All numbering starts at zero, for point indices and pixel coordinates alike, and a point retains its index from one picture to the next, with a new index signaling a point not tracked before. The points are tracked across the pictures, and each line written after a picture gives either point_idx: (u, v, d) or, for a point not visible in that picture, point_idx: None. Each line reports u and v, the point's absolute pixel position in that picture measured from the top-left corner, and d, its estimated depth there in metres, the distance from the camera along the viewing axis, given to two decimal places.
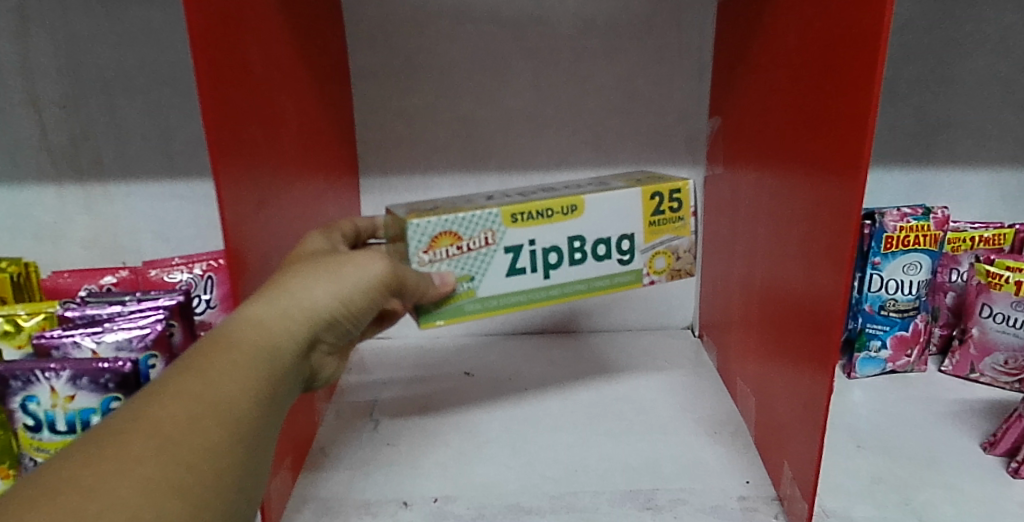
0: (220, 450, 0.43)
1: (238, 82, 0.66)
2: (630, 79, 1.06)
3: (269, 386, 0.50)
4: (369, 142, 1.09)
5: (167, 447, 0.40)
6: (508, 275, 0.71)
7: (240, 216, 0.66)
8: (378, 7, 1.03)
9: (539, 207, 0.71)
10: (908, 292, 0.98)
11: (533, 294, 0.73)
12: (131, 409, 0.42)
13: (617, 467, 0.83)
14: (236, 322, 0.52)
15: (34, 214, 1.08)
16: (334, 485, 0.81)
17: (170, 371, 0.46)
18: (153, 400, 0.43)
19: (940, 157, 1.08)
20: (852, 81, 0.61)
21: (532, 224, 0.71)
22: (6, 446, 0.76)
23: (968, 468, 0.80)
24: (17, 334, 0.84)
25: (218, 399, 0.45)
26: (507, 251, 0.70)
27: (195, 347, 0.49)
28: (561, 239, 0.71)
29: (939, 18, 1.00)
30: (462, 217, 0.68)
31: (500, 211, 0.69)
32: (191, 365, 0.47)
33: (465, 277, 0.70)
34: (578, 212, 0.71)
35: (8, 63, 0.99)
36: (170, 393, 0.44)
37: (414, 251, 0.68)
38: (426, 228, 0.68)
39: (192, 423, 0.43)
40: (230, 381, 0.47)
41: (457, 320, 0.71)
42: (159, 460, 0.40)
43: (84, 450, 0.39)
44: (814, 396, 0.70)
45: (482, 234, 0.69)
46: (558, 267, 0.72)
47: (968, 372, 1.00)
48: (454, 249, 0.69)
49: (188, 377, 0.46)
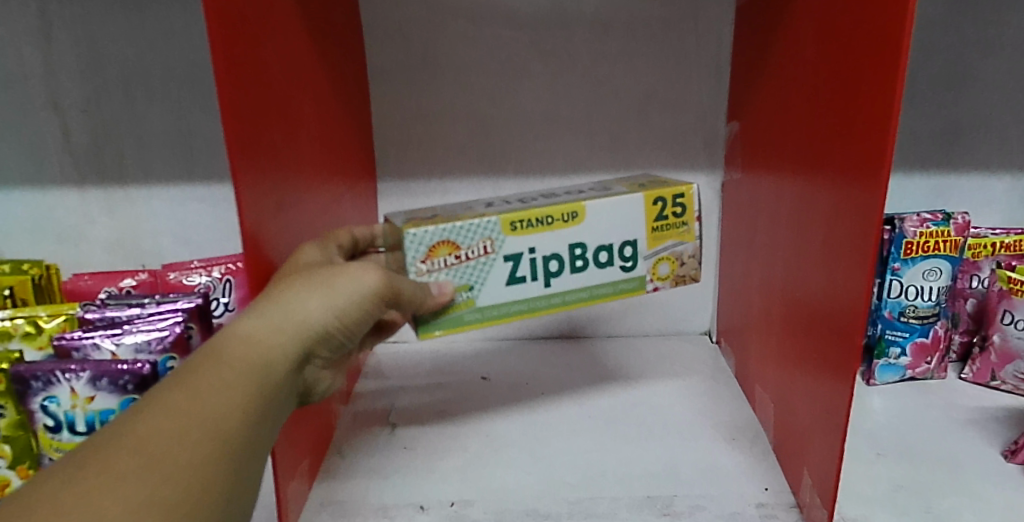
0: (205, 466, 0.43)
1: (257, 83, 0.66)
2: (647, 83, 1.06)
3: (259, 401, 0.50)
4: (386, 147, 1.10)
5: (152, 465, 0.41)
6: (508, 284, 0.71)
7: (259, 218, 0.66)
8: (395, 11, 1.03)
9: (539, 214, 0.70)
10: (929, 299, 0.97)
11: (533, 302, 0.73)
12: (117, 426, 0.43)
13: (637, 473, 0.83)
14: (227, 336, 0.53)
15: (57, 216, 1.09)
16: (352, 488, 0.82)
17: (158, 387, 0.47)
18: (138, 417, 0.44)
19: (962, 162, 1.07)
20: (874, 79, 0.61)
21: (532, 232, 0.70)
22: (25, 445, 0.78)
23: (990, 476, 0.79)
24: (38, 336, 0.85)
25: (204, 415, 0.46)
26: (506, 260, 0.70)
27: (185, 362, 0.50)
28: (561, 246, 0.71)
29: (960, 20, 0.99)
30: (459, 226, 0.68)
31: (499, 219, 0.69)
32: (180, 380, 0.48)
33: (465, 287, 0.70)
34: (579, 219, 0.71)
35: (33, 67, 1.01)
36: (157, 409, 0.44)
37: (412, 260, 0.68)
38: (423, 237, 0.68)
39: (178, 440, 0.43)
40: (217, 396, 0.47)
41: (456, 330, 0.71)
42: (142, 478, 0.40)
43: (70, 468, 0.39)
44: (835, 401, 0.69)
45: (480, 243, 0.69)
46: (560, 275, 0.72)
47: (987, 379, 0.99)
48: (452, 258, 0.69)
49: (176, 393, 0.46)
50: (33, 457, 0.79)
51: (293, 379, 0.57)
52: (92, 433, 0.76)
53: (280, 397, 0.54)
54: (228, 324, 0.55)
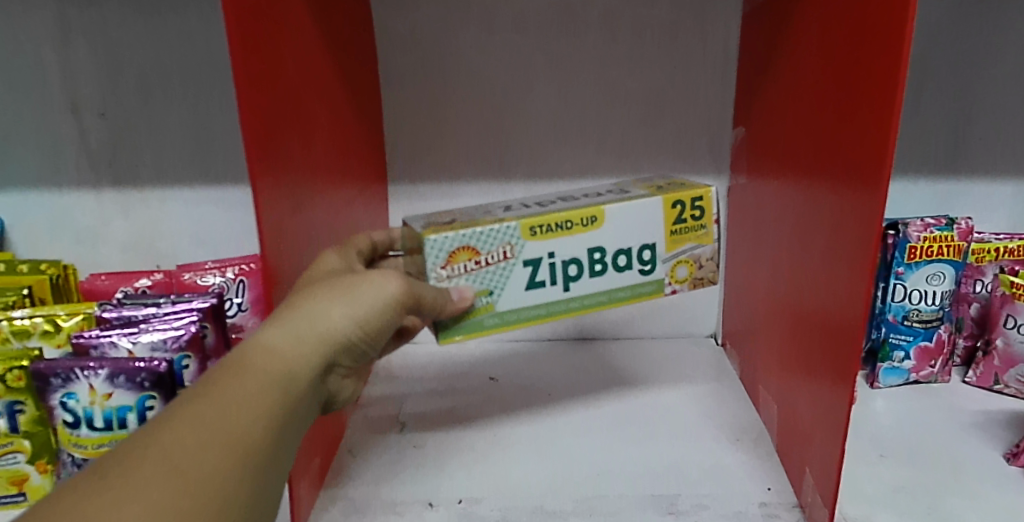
0: (228, 474, 0.45)
1: (274, 90, 0.68)
2: (654, 88, 1.08)
3: (281, 411, 0.52)
4: (396, 151, 1.12)
5: (177, 468, 0.42)
6: (527, 288, 0.72)
7: (275, 221, 0.68)
8: (406, 18, 1.05)
9: (559, 219, 0.71)
10: (932, 303, 0.97)
11: (552, 306, 0.74)
12: (147, 431, 0.45)
13: (641, 473, 0.84)
14: (252, 347, 0.54)
15: (73, 218, 1.12)
16: (362, 485, 0.83)
17: (187, 394, 0.49)
18: (166, 425, 0.45)
19: (967, 167, 1.08)
20: (876, 87, 0.62)
21: (551, 236, 0.71)
22: (45, 441, 0.80)
23: (991, 478, 0.80)
24: (57, 334, 0.87)
25: (228, 424, 0.47)
26: (526, 264, 0.71)
27: (212, 371, 0.51)
28: (581, 251, 0.72)
29: (965, 27, 1.00)
30: (479, 232, 0.69)
31: (519, 224, 0.70)
32: (207, 389, 0.49)
33: (484, 292, 0.71)
34: (599, 223, 0.72)
35: (52, 72, 1.03)
36: (184, 418, 0.46)
37: (432, 266, 0.69)
38: (443, 243, 0.69)
39: (203, 448, 0.44)
40: (242, 406, 0.49)
41: (475, 334, 0.72)
42: (167, 484, 0.41)
43: (98, 473, 0.41)
44: (834, 404, 0.70)
45: (501, 248, 0.70)
46: (579, 279, 0.73)
47: (991, 383, 1.00)
48: (472, 263, 0.70)
49: (202, 403, 0.48)
50: (53, 452, 0.80)
51: (316, 387, 0.59)
52: (109, 429, 0.78)
53: (303, 405, 0.56)
54: (255, 333, 0.57)
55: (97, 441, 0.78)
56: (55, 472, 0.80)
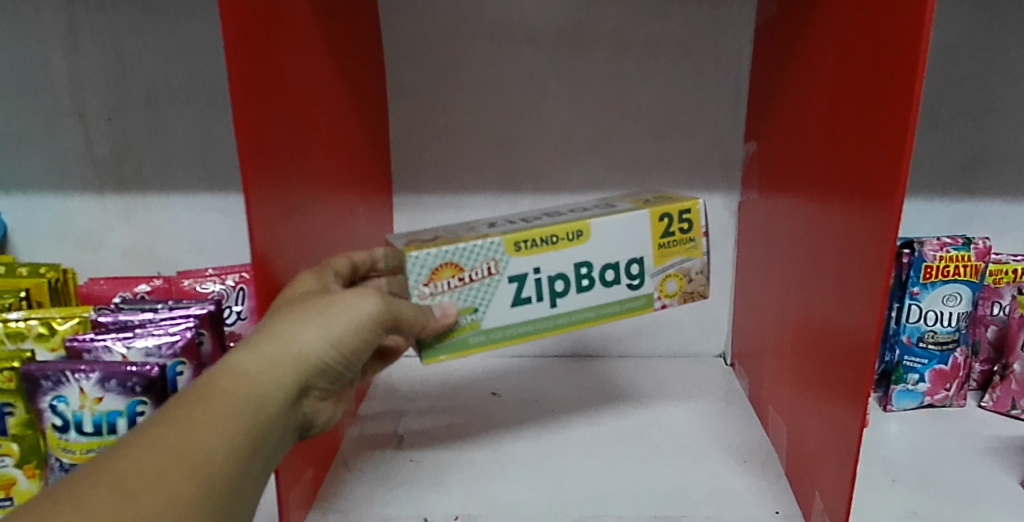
0: (183, 504, 0.44)
1: (272, 90, 0.67)
2: (666, 102, 1.06)
3: (243, 436, 0.51)
4: (403, 160, 1.11)
5: (129, 497, 0.41)
6: (513, 305, 0.70)
7: (269, 227, 0.67)
8: (416, 27, 1.05)
9: (543, 234, 0.69)
10: (948, 324, 0.95)
11: (539, 323, 0.71)
12: (105, 456, 0.44)
13: (643, 492, 0.81)
14: (220, 372, 0.53)
15: (77, 223, 1.11)
16: (357, 500, 0.81)
17: (151, 419, 0.48)
18: (125, 450, 0.44)
19: (983, 189, 1.06)
20: (892, 95, 0.60)
21: (536, 252, 0.69)
22: (33, 444, 0.79)
23: (1008, 505, 0.77)
24: (51, 337, 0.84)
25: (189, 452, 0.46)
26: (511, 280, 0.69)
27: (178, 398, 0.50)
28: (567, 266, 0.70)
29: (982, 46, 0.99)
30: (462, 248, 0.67)
31: (502, 239, 0.68)
32: (170, 415, 0.48)
33: (469, 309, 0.69)
34: (584, 237, 0.70)
35: (60, 76, 1.03)
36: (144, 444, 0.45)
37: (415, 284, 0.67)
38: (426, 260, 0.66)
39: (158, 477, 0.44)
40: (203, 432, 0.48)
41: (461, 354, 0.70)
42: (117, 514, 0.40)
43: (52, 498, 0.40)
44: (846, 427, 0.68)
45: (484, 264, 0.68)
46: (565, 294, 0.71)
47: (1008, 408, 0.97)
48: (456, 280, 0.68)
49: (164, 429, 0.47)
50: (42, 456, 0.79)
51: (287, 410, 0.57)
52: (98, 434, 0.75)
53: (270, 430, 0.54)
54: (225, 356, 0.55)
55: (86, 447, 0.75)
56: (43, 476, 0.79)
